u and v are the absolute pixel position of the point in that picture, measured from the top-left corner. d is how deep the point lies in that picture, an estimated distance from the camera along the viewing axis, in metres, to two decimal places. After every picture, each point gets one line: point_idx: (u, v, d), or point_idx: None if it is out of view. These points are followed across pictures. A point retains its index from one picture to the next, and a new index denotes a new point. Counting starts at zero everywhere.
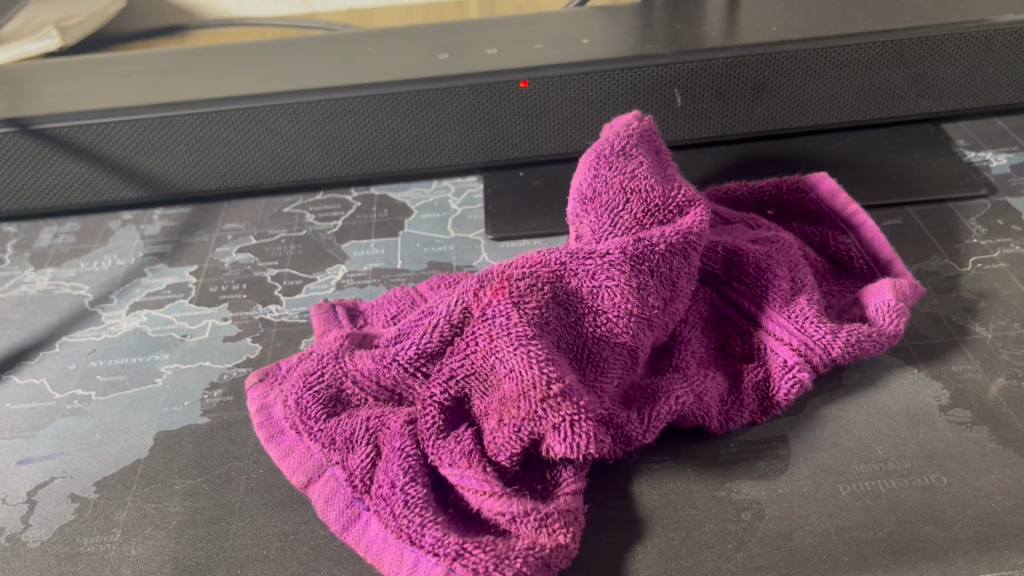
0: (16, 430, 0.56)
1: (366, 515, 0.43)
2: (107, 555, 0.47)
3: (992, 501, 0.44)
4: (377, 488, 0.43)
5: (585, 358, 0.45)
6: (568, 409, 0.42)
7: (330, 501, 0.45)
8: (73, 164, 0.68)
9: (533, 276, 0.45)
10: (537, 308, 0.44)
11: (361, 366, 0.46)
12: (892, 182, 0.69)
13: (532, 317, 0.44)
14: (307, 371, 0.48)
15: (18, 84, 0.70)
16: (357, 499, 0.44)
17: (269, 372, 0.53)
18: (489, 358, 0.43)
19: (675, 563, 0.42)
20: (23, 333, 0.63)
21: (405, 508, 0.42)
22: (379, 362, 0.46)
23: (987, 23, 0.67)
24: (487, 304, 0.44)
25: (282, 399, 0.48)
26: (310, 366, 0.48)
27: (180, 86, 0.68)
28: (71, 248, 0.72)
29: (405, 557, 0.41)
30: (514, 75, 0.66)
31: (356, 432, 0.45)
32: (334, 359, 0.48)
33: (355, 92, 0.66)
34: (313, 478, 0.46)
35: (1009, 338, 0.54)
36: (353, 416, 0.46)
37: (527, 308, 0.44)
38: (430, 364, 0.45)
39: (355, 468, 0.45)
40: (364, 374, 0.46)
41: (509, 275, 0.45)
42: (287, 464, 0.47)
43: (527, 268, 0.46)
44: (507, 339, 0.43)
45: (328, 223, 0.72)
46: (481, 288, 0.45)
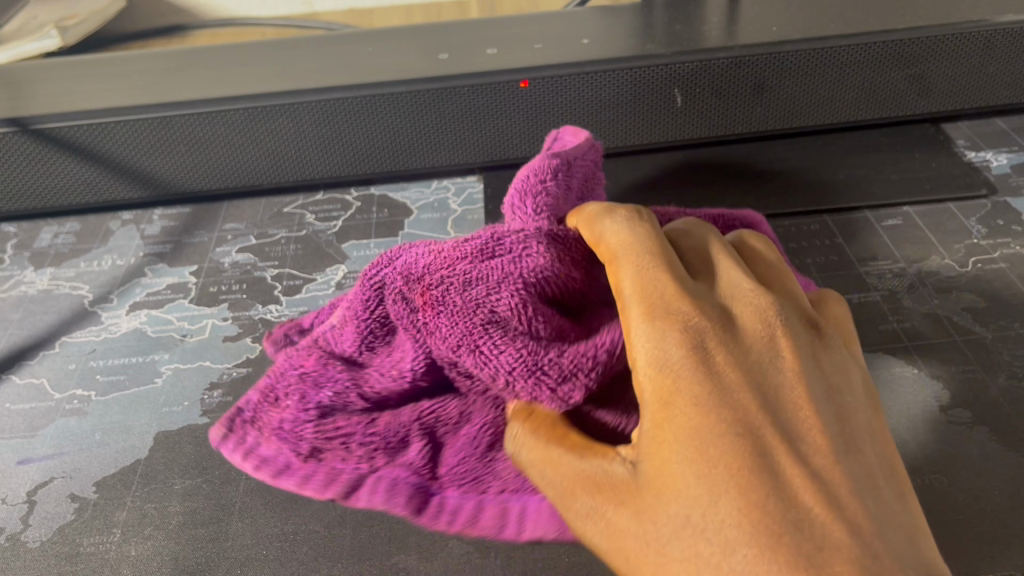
0: (16, 430, 0.55)
1: (439, 494, 0.45)
2: (106, 555, 0.47)
3: (991, 502, 0.45)
4: (458, 476, 0.44)
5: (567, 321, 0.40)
6: (581, 370, 0.37)
7: (391, 490, 0.46)
8: (73, 164, 0.68)
9: (454, 275, 0.39)
10: (489, 297, 0.38)
11: (359, 374, 0.42)
12: (892, 183, 0.69)
13: (483, 303, 0.38)
14: (295, 401, 0.44)
15: (17, 84, 0.70)
16: (432, 487, 0.45)
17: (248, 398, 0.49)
18: (458, 351, 0.38)
19: None
20: (23, 333, 0.63)
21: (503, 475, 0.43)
22: (384, 366, 0.42)
23: (990, 23, 0.67)
24: (423, 309, 0.39)
25: (285, 439, 0.46)
26: (292, 395, 0.44)
27: (177, 86, 0.68)
28: (70, 248, 0.71)
29: (512, 506, 0.45)
30: (514, 75, 0.66)
31: (399, 436, 0.43)
32: (323, 377, 0.43)
33: (355, 92, 0.66)
34: (359, 485, 0.46)
35: (1009, 338, 0.55)
36: (382, 421, 0.43)
37: (477, 299, 0.38)
38: (418, 360, 0.41)
39: (420, 467, 0.44)
40: (356, 389, 0.42)
41: (424, 276, 0.40)
42: (326, 490, 0.47)
43: (443, 264, 0.40)
44: (469, 329, 0.38)
45: (328, 223, 0.71)
46: (407, 290, 0.40)
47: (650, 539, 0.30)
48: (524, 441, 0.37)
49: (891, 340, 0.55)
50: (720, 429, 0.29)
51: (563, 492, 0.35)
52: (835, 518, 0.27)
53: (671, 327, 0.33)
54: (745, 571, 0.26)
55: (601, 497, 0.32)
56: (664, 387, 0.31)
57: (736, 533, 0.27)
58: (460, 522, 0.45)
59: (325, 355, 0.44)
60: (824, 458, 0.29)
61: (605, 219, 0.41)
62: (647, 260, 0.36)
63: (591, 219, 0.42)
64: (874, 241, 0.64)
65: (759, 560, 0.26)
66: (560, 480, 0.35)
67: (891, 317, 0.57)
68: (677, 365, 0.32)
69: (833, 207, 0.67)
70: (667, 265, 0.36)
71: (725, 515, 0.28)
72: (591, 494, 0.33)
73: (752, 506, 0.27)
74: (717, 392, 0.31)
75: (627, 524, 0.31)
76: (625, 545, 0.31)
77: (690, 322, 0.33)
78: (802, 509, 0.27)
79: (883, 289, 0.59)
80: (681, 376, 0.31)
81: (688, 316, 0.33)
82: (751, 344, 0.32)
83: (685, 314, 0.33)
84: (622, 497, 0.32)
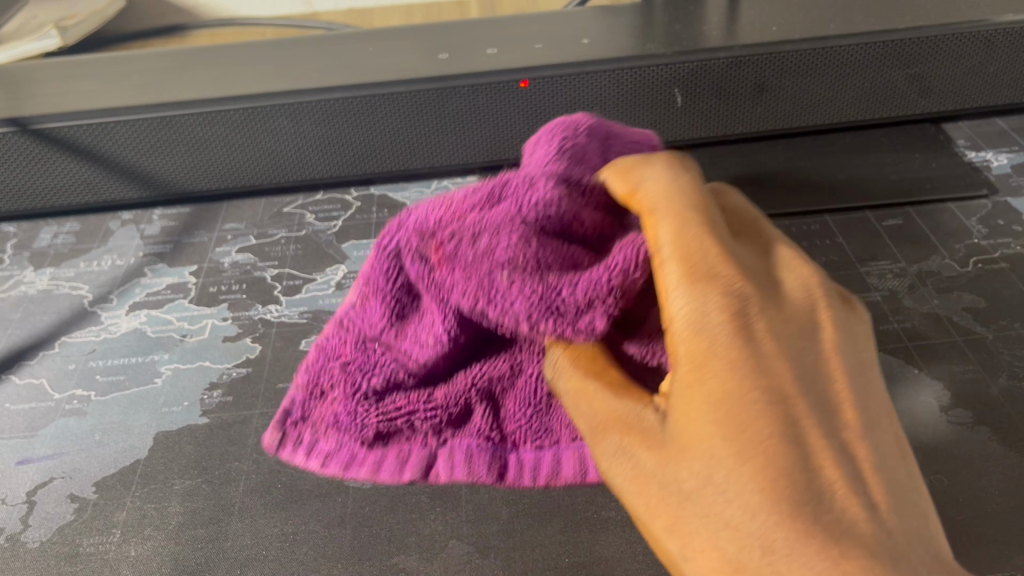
0: (16, 430, 0.55)
1: (516, 447, 0.43)
2: (106, 555, 0.47)
3: (992, 502, 0.45)
4: (530, 431, 0.42)
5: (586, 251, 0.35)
6: (604, 300, 0.33)
7: (469, 461, 0.43)
8: (73, 164, 0.68)
9: (465, 228, 0.35)
10: (498, 243, 0.34)
11: (394, 350, 0.39)
12: (892, 183, 0.69)
13: (497, 254, 0.34)
14: (348, 394, 0.42)
15: (17, 85, 0.70)
16: (507, 445, 0.43)
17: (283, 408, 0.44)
18: (480, 307, 0.35)
19: None
20: (23, 333, 0.63)
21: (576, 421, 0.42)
22: (417, 332, 0.38)
23: (990, 23, 0.67)
24: (438, 267, 0.36)
25: (344, 431, 0.43)
26: (343, 390, 0.42)
27: (177, 86, 0.68)
28: (70, 248, 0.71)
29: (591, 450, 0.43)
30: (514, 75, 0.66)
31: (460, 404, 0.41)
32: (367, 365, 0.40)
33: (354, 91, 0.66)
34: (434, 460, 0.43)
35: (1009, 338, 0.55)
36: (437, 392, 0.41)
37: (488, 248, 0.34)
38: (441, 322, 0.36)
39: (489, 431, 0.42)
40: (401, 371, 0.39)
41: (436, 230, 0.36)
42: (407, 474, 0.44)
43: (449, 218, 0.36)
44: (488, 282, 0.34)
45: (328, 223, 0.71)
46: (420, 248, 0.36)
47: (672, 486, 0.29)
48: (562, 368, 0.35)
49: (891, 340, 0.55)
50: (750, 394, 0.28)
51: (590, 425, 0.33)
52: (861, 501, 0.26)
53: (710, 290, 0.30)
54: (762, 535, 0.26)
55: (628, 436, 0.31)
56: (705, 344, 0.29)
57: (756, 498, 0.26)
58: (547, 476, 0.43)
59: (356, 340, 0.40)
60: (852, 435, 0.28)
61: (643, 163, 0.36)
62: (687, 211, 0.32)
63: (621, 164, 0.36)
64: (874, 241, 0.64)
65: (780, 533, 0.26)
66: (593, 414, 0.33)
67: (891, 317, 0.57)
68: (720, 327, 0.29)
69: (833, 207, 0.67)
70: (710, 220, 0.32)
71: (745, 477, 0.27)
72: (621, 433, 0.31)
73: (777, 480, 0.26)
74: (758, 363, 0.29)
75: (651, 468, 0.30)
76: (644, 491, 0.30)
77: (732, 287, 0.30)
78: (824, 485, 0.27)
79: (883, 289, 0.59)
80: (718, 340, 0.29)
81: (733, 279, 0.30)
82: (793, 314, 0.31)
83: (728, 277, 0.30)
84: (648, 443, 0.30)
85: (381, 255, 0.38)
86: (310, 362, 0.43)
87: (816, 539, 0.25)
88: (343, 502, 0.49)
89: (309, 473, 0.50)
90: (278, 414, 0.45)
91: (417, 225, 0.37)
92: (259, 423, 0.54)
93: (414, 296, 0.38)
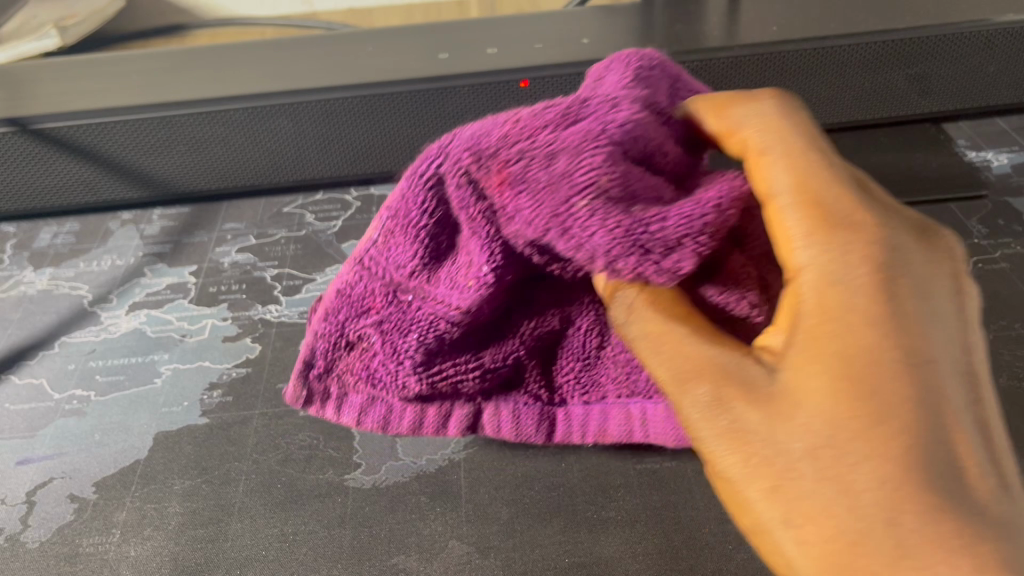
0: (16, 430, 0.55)
1: (566, 408, 0.45)
2: (105, 556, 0.47)
3: None
4: (576, 386, 0.44)
5: (660, 182, 0.32)
6: (690, 235, 0.30)
7: (518, 419, 0.45)
8: (73, 164, 0.68)
9: (535, 149, 0.32)
10: (573, 165, 0.31)
11: (432, 301, 0.38)
12: (893, 183, 0.69)
13: (569, 178, 0.31)
14: (384, 348, 0.40)
15: (16, 85, 0.70)
16: (555, 403, 0.45)
17: (307, 347, 0.42)
18: (546, 236, 0.32)
19: (675, 564, 0.44)
20: (23, 332, 0.63)
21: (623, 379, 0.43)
22: (451, 276, 0.36)
23: (990, 23, 0.67)
24: (499, 191, 0.32)
25: (388, 387, 0.42)
26: (377, 342, 0.40)
27: (177, 86, 0.68)
28: (70, 248, 0.71)
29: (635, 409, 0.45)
30: (514, 75, 0.66)
31: (507, 363, 0.41)
32: (402, 321, 0.39)
33: (354, 91, 0.65)
34: (480, 412, 0.45)
35: (1010, 338, 0.55)
36: (479, 351, 0.41)
37: (562, 170, 0.31)
38: (486, 260, 0.34)
39: (536, 388, 0.44)
40: (438, 322, 0.38)
41: (498, 149, 0.32)
42: (444, 429, 0.45)
43: (514, 136, 0.32)
44: (558, 207, 0.31)
45: (328, 223, 0.71)
46: (473, 172, 0.33)
47: (778, 447, 0.27)
48: (639, 312, 0.32)
49: None
50: (888, 355, 0.26)
51: (673, 371, 0.31)
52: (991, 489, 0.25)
53: (849, 244, 0.28)
54: (885, 508, 0.25)
55: (725, 388, 0.29)
56: (842, 297, 0.27)
57: (893, 470, 0.25)
58: (596, 434, 0.46)
59: (386, 291, 0.39)
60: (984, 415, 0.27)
61: (743, 101, 0.34)
62: (810, 156, 0.31)
63: (720, 103, 0.34)
64: None
65: (907, 507, 0.25)
66: (679, 361, 0.30)
67: None
68: (864, 280, 0.27)
69: None
70: (831, 164, 0.31)
71: (879, 449, 0.25)
72: (719, 384, 0.29)
73: (911, 454, 0.25)
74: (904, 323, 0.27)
75: (756, 423, 0.28)
76: (737, 446, 0.28)
77: (877, 235, 0.28)
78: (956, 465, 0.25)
79: None
80: (856, 294, 0.27)
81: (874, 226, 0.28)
82: (936, 276, 0.28)
83: (866, 223, 0.28)
84: (754, 398, 0.28)
85: (417, 181, 0.35)
86: (333, 301, 0.40)
87: (949, 519, 0.24)
88: (343, 502, 0.49)
89: (309, 473, 0.50)
90: (302, 362, 0.43)
91: (463, 145, 0.33)
92: (259, 424, 0.54)
93: (453, 237, 0.36)
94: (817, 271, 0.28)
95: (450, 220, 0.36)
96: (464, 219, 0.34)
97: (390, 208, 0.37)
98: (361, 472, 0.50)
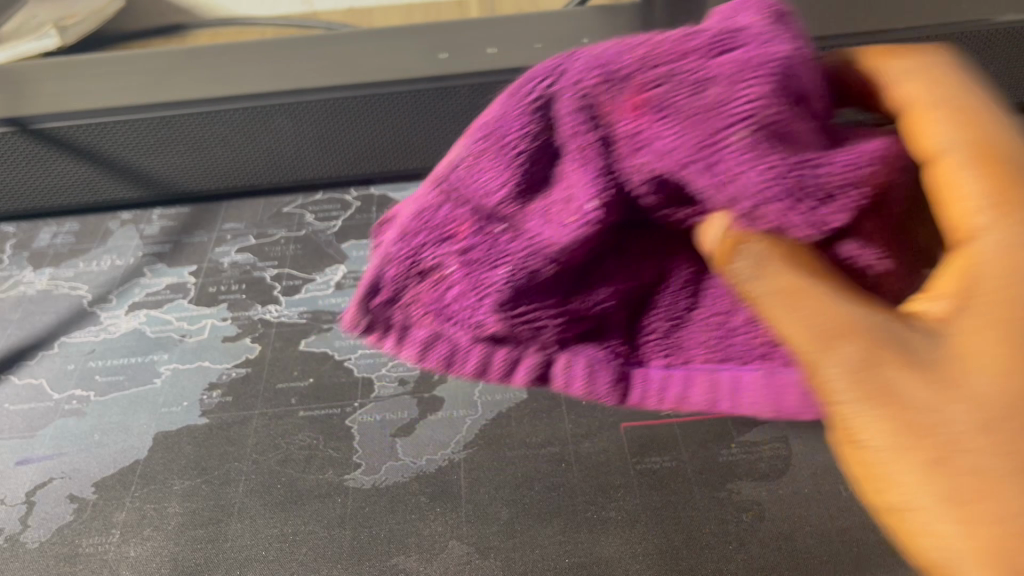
0: (15, 430, 0.55)
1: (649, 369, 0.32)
2: (105, 556, 0.47)
3: None
4: (664, 344, 0.32)
5: (814, 126, 0.26)
6: (848, 185, 0.25)
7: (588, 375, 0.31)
8: (72, 164, 0.68)
9: (682, 73, 0.26)
10: (729, 96, 0.25)
11: (527, 231, 0.29)
12: None
13: (723, 108, 0.25)
14: (466, 281, 0.29)
15: (14, 85, 0.69)
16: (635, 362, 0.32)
17: (364, 283, 0.31)
18: (682, 174, 0.26)
19: (675, 564, 0.44)
20: (23, 332, 0.63)
21: (720, 330, 0.32)
22: (551, 209, 0.28)
23: (991, 22, 0.66)
24: (634, 116, 0.26)
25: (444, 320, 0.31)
26: (457, 278, 0.30)
27: (176, 86, 0.67)
28: (70, 248, 0.71)
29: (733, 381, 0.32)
30: (514, 74, 0.65)
31: (597, 312, 0.31)
32: (491, 251, 0.29)
33: (354, 92, 0.65)
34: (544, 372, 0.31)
35: None
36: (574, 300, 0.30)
37: (714, 101, 0.25)
38: (593, 195, 0.27)
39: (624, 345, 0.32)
40: (533, 257, 0.28)
41: (635, 71, 0.26)
42: (511, 378, 0.31)
43: (647, 59, 0.27)
44: (707, 138, 0.25)
45: (328, 223, 0.71)
46: (600, 94, 0.27)
47: (937, 415, 0.23)
48: (772, 267, 0.25)
49: None
50: None
51: (812, 332, 0.25)
52: None
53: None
54: None
55: (884, 352, 0.24)
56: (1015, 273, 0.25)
57: None
58: (671, 400, 0.32)
59: (476, 217, 0.29)
60: None
61: (898, 57, 0.32)
62: (981, 115, 0.29)
63: (871, 57, 0.32)
64: None
65: None
66: (820, 322, 0.25)
67: None
68: None
69: None
70: (1001, 124, 0.29)
71: None
72: (875, 348, 0.25)
73: None
74: None
75: (913, 390, 0.24)
76: (880, 404, 0.24)
77: None
78: None
79: None
80: None
81: None
82: None
83: None
84: (914, 362, 0.24)
85: (520, 99, 0.28)
86: (404, 228, 0.30)
87: None
88: (343, 502, 0.48)
89: (309, 473, 0.50)
90: (362, 293, 0.31)
91: (593, 58, 0.27)
92: (259, 424, 0.54)
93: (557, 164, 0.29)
94: (988, 245, 0.26)
95: (563, 140, 0.28)
96: (572, 146, 0.28)
97: (484, 125, 0.29)
98: (361, 472, 0.50)
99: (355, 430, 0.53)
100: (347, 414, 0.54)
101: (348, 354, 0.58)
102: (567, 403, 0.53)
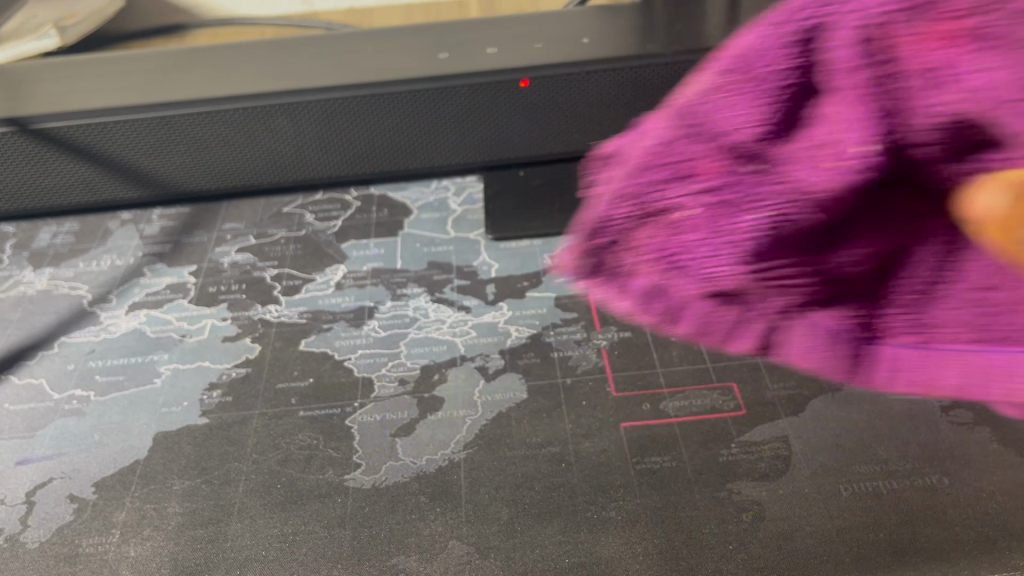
0: (16, 430, 0.55)
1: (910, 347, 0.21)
2: (105, 556, 0.47)
3: (994, 501, 0.45)
4: (944, 311, 0.21)
5: None
6: None
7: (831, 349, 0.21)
8: (72, 164, 0.68)
9: None
10: None
11: (803, 158, 0.19)
12: None
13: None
14: (707, 222, 0.19)
15: (15, 85, 0.69)
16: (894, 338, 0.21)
17: (585, 227, 0.21)
18: (992, 116, 0.18)
19: (676, 564, 0.44)
20: (23, 332, 0.63)
21: (990, 309, 0.20)
22: (831, 135, 0.19)
23: None
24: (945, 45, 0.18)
25: (654, 270, 0.20)
26: (695, 222, 0.19)
27: (176, 86, 0.67)
28: (70, 248, 0.71)
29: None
30: (514, 74, 0.65)
31: (861, 270, 0.20)
32: (748, 186, 0.19)
33: (353, 91, 0.65)
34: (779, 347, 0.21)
35: None
36: (838, 255, 0.20)
37: None
38: (872, 139, 0.19)
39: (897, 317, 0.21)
40: (794, 203, 0.19)
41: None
42: (729, 341, 0.21)
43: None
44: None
45: (328, 223, 0.71)
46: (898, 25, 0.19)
47: None
48: None
49: None
50: None
51: None
52: None
53: None
54: None
55: None
56: None
57: None
58: (922, 385, 0.21)
59: (728, 152, 0.20)
60: None
61: None
62: None
63: None
64: None
65: None
66: None
67: None
68: None
69: None
70: None
71: None
72: None
73: None
74: None
75: None
76: None
77: None
78: None
79: None
80: None
81: None
82: None
83: None
84: None
85: (781, 34, 0.21)
86: (644, 161, 0.21)
87: None
88: (343, 502, 0.48)
89: (309, 473, 0.50)
90: (585, 234, 0.21)
91: None
92: (259, 424, 0.54)
93: (824, 95, 0.20)
94: None
95: (834, 77, 0.20)
96: (844, 85, 0.20)
97: (743, 54, 0.21)
98: (361, 472, 0.50)
99: (355, 430, 0.53)
100: (347, 414, 0.54)
101: (348, 354, 0.58)
102: (567, 404, 0.53)
